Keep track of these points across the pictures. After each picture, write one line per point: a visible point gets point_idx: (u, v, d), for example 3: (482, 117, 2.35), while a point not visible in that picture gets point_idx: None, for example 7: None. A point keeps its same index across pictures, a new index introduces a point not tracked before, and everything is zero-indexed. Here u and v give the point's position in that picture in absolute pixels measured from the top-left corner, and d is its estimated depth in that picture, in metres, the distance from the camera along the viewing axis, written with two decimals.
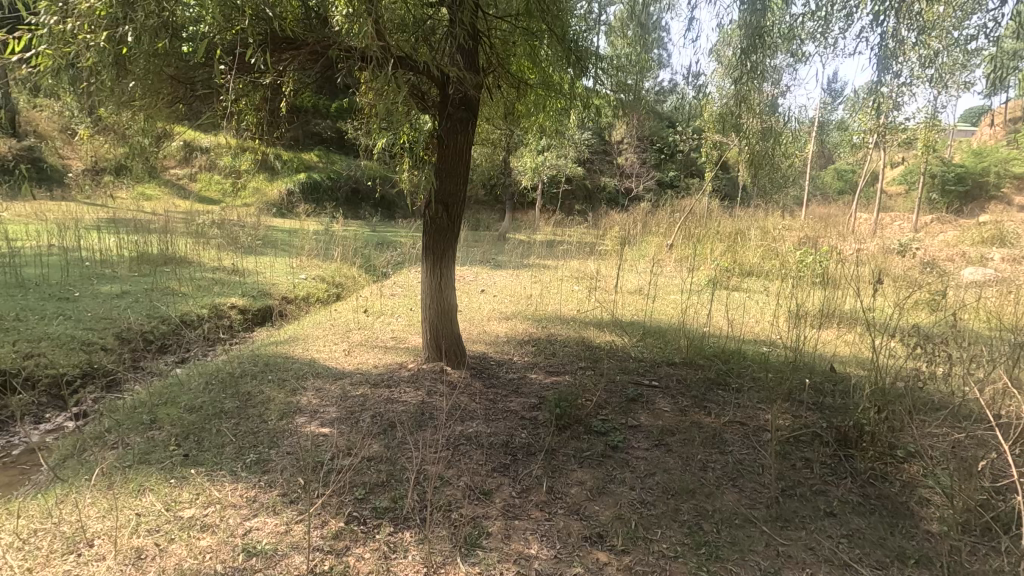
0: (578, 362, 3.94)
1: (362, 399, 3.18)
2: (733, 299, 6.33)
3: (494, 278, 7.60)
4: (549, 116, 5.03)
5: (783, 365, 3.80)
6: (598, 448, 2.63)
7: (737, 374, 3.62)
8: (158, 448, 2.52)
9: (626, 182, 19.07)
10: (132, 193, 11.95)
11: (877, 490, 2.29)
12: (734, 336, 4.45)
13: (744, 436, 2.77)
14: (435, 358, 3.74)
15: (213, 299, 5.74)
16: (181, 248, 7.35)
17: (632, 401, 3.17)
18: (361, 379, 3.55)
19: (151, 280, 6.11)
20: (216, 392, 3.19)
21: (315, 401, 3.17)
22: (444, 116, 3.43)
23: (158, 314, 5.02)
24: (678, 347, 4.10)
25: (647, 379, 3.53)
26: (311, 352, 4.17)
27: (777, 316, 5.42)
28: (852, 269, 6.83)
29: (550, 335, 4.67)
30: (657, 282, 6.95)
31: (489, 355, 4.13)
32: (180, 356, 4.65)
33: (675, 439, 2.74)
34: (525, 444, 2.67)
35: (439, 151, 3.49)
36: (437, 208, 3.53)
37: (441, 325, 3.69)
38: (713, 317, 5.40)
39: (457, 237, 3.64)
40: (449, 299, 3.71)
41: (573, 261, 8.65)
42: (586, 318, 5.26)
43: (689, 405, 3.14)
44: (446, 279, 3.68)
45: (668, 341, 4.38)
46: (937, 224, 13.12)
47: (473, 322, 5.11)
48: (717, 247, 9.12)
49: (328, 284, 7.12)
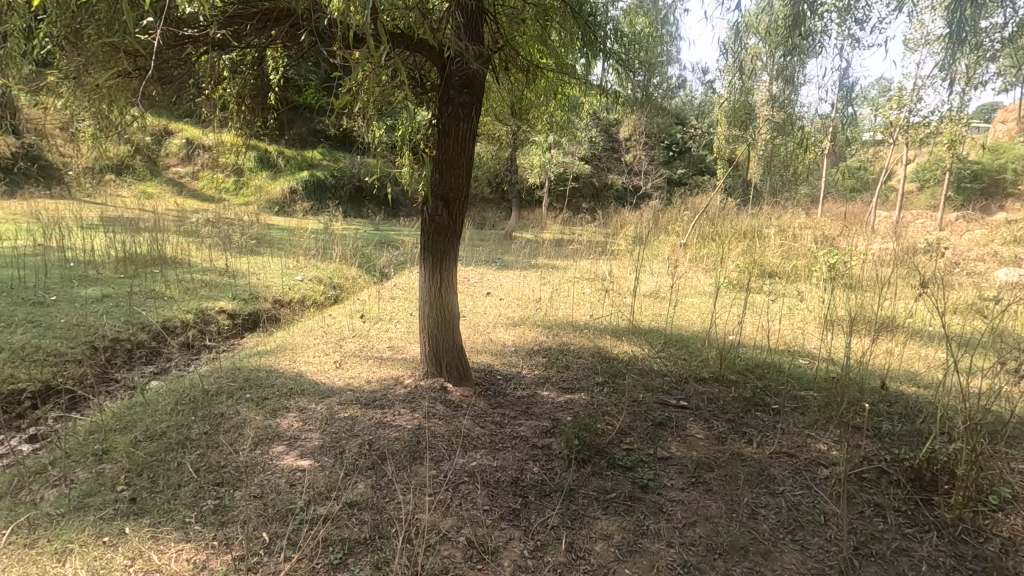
0: (596, 377, 3.53)
1: (350, 423, 2.79)
2: (758, 304, 5.90)
3: (501, 280, 7.19)
4: (560, 106, 4.63)
5: (826, 383, 3.38)
6: (625, 488, 2.23)
7: (777, 393, 3.20)
8: (103, 488, 2.13)
9: (634, 180, 18.64)
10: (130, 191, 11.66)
11: (972, 550, 1.88)
12: (766, 347, 4.03)
13: (795, 472, 2.35)
14: (433, 373, 3.32)
15: (200, 303, 5.37)
16: (173, 247, 7.00)
17: (660, 426, 2.76)
18: (351, 397, 3.15)
19: (135, 282, 5.75)
20: (185, 415, 2.81)
21: (296, 425, 2.79)
22: (445, 101, 3.03)
23: (137, 320, 4.65)
24: (706, 360, 3.68)
25: (674, 399, 3.11)
26: (298, 363, 3.78)
27: (810, 325, 4.98)
28: (883, 270, 6.39)
29: (561, 344, 4.26)
30: (673, 284, 6.53)
31: (497, 369, 3.73)
32: (159, 367, 4.29)
33: (714, 476, 2.33)
34: (537, 482, 2.28)
35: (439, 141, 3.08)
36: (437, 204, 3.10)
37: (441, 337, 3.28)
38: (739, 324, 4.96)
39: (460, 237, 3.22)
40: (451, 307, 3.29)
41: (583, 261, 8.23)
42: (600, 324, 4.85)
43: (725, 432, 2.72)
44: (447, 284, 3.26)
45: (693, 353, 3.97)
46: (962, 221, 12.54)
47: (478, 329, 4.70)
48: (734, 247, 8.68)
49: (325, 285, 6.75)
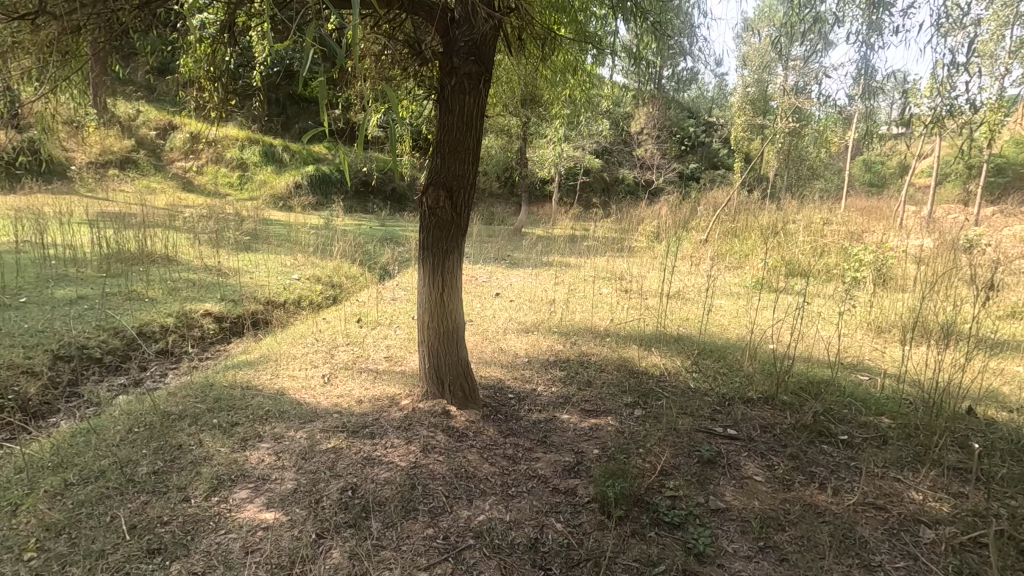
0: (624, 398, 3.03)
1: (332, 459, 2.32)
2: (796, 309, 5.35)
3: (512, 279, 6.68)
4: (579, 88, 4.12)
5: (897, 406, 2.86)
6: (675, 559, 1.75)
7: (842, 420, 2.69)
8: (7, 556, 1.68)
9: (647, 174, 18.06)
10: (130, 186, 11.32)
11: None
12: (816, 361, 3.50)
13: (891, 536, 1.85)
14: (434, 393, 2.82)
15: (184, 305, 4.92)
16: (164, 244, 6.56)
17: (709, 465, 2.26)
18: (337, 423, 2.68)
19: (117, 282, 5.32)
20: (137, 446, 2.34)
21: (269, 459, 2.33)
22: (449, 72, 2.53)
23: (111, 325, 4.23)
24: (751, 376, 3.17)
25: (721, 428, 2.61)
26: (282, 377, 3.32)
27: (858, 336, 4.43)
28: (931, 269, 5.82)
29: (580, 354, 3.76)
30: (696, 286, 6.03)
31: (508, 385, 3.23)
32: (132, 379, 3.84)
33: (787, 539, 1.83)
34: (561, 547, 1.80)
35: (441, 119, 2.58)
36: (438, 193, 2.59)
37: (443, 352, 2.77)
38: (778, 332, 4.44)
39: (465, 234, 2.70)
40: (455, 317, 2.78)
41: (599, 259, 7.70)
42: (622, 330, 4.36)
43: (789, 472, 2.22)
44: (450, 289, 2.75)
45: (732, 367, 3.46)
46: (1000, 216, 11.82)
47: (486, 336, 4.21)
48: (759, 243, 8.13)
49: (324, 285, 6.30)
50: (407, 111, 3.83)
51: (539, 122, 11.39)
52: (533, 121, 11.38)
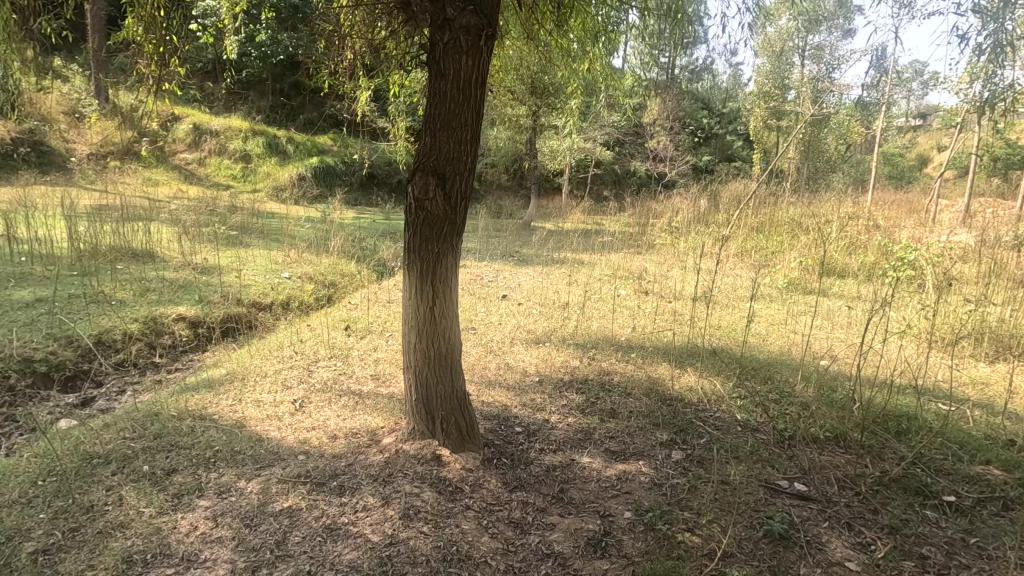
0: (656, 434, 2.47)
1: (285, 528, 1.78)
2: (840, 316, 4.76)
3: (520, 279, 6.11)
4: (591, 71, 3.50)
5: (1008, 450, 2.26)
6: None
7: (940, 472, 2.11)
8: None
9: (660, 166, 17.35)
10: (142, 176, 10.86)
11: None
12: (886, 386, 2.91)
13: None
14: (422, 431, 2.25)
15: (154, 309, 4.39)
16: (146, 239, 6.05)
17: (782, 545, 1.70)
18: (302, 469, 2.14)
19: (85, 281, 4.82)
20: (36, 508, 1.83)
21: (207, 524, 1.80)
22: (440, 28, 1.96)
23: (65, 334, 3.70)
24: (811, 407, 2.59)
25: (785, 482, 2.04)
26: (245, 402, 2.78)
27: (919, 349, 3.83)
28: (989, 266, 5.20)
29: (600, 373, 3.19)
30: (725, 290, 5.46)
31: (515, 414, 2.68)
32: (79, 398, 3.32)
33: None
34: None
35: (431, 89, 2.01)
36: (427, 182, 2.01)
37: (434, 382, 2.21)
38: (826, 344, 3.85)
39: (461, 234, 2.13)
40: (449, 337, 2.22)
41: (615, 256, 7.14)
42: (648, 341, 3.78)
43: (892, 555, 1.66)
44: (443, 303, 2.18)
45: (784, 392, 2.87)
46: None
47: (491, 349, 3.66)
48: (788, 240, 7.52)
49: (316, 284, 5.77)
50: (400, 90, 3.28)
51: (550, 110, 10.79)
52: (544, 108, 10.79)
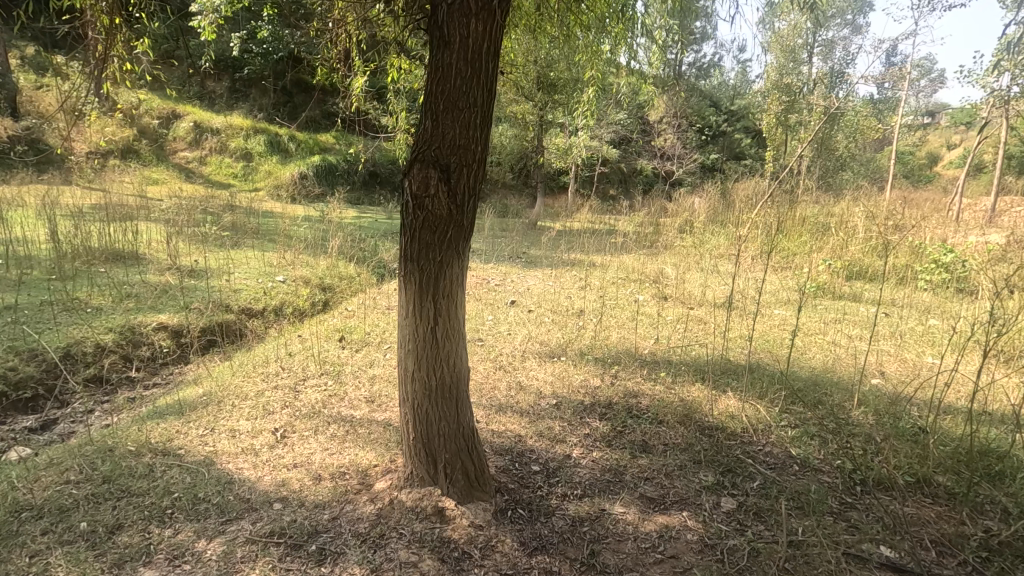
0: (700, 476, 2.08)
1: None
2: (879, 324, 4.35)
3: (528, 283, 5.72)
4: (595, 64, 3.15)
5: None
6: None
7: None
8: None
9: (668, 164, 16.94)
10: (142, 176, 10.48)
11: None
12: (955, 414, 2.52)
13: None
14: (422, 475, 1.87)
15: (131, 317, 4.02)
16: (131, 239, 5.68)
17: None
18: (278, 524, 1.76)
19: (62, 287, 4.46)
20: None
21: None
22: None
23: (28, 346, 3.32)
24: (881, 441, 2.20)
25: (869, 546, 1.66)
26: (220, 432, 2.41)
27: (977, 365, 3.44)
28: None
29: (625, 396, 2.80)
30: (750, 296, 5.05)
31: (531, 447, 2.30)
32: (38, 421, 2.95)
33: None
34: None
35: (430, 63, 1.63)
36: (428, 175, 1.63)
37: (437, 418, 1.82)
38: (872, 359, 3.45)
39: (468, 240, 1.74)
40: (454, 362, 1.83)
41: (629, 258, 6.74)
42: (674, 357, 3.39)
43: None
44: (447, 323, 1.79)
45: (841, 421, 2.48)
46: None
47: (500, 364, 3.27)
48: (810, 241, 7.10)
49: (312, 287, 5.41)
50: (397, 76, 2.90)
51: (558, 105, 10.38)
52: (551, 103, 10.41)
